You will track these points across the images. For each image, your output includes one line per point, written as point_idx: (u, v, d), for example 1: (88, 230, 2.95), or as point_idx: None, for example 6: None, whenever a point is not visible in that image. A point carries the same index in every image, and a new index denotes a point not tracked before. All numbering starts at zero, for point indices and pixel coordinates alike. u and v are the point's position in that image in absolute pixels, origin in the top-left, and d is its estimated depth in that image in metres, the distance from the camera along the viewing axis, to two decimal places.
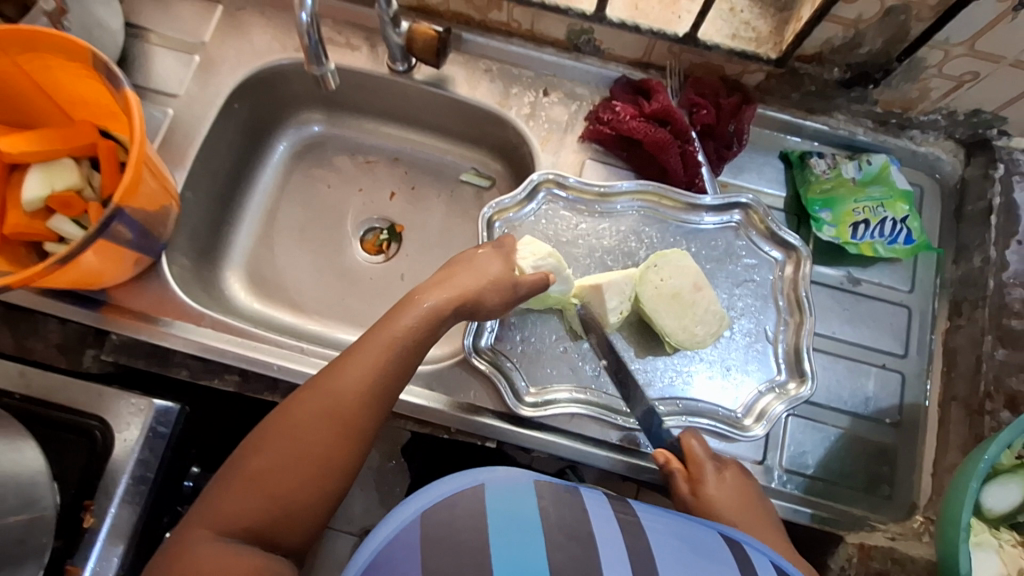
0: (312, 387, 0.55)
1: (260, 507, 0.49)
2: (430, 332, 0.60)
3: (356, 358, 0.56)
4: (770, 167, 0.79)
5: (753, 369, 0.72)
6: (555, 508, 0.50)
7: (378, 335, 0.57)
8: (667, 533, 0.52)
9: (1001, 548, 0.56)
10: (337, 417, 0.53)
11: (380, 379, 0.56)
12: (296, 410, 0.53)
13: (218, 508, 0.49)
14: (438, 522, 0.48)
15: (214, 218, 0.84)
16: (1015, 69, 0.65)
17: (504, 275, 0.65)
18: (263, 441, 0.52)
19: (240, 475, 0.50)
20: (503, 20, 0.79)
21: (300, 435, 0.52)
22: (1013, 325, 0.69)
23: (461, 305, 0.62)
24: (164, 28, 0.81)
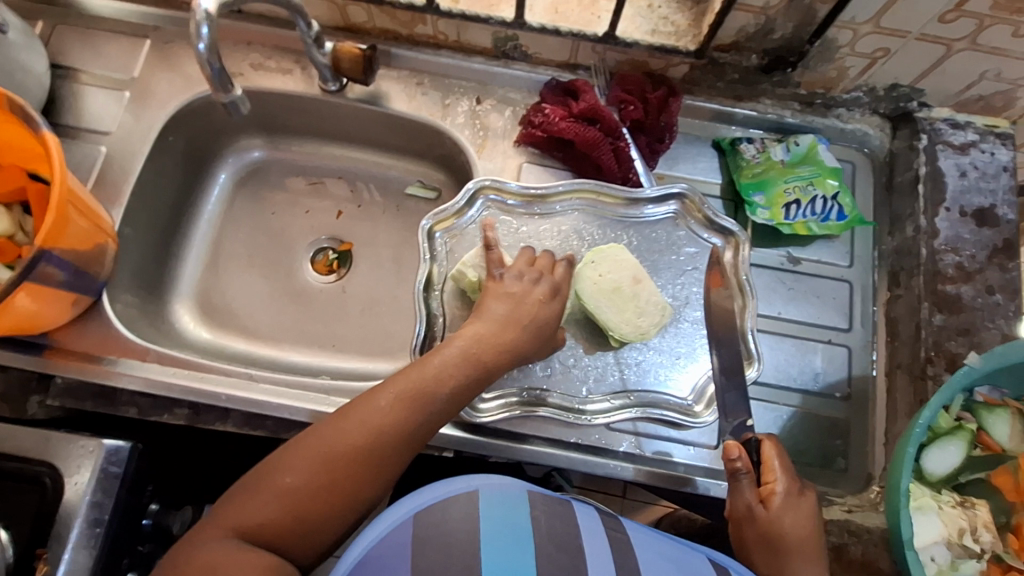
0: (354, 412, 0.54)
1: (281, 519, 0.50)
2: (474, 379, 0.60)
3: (401, 393, 0.55)
4: (703, 156, 0.81)
5: (701, 356, 0.72)
6: (545, 517, 0.53)
7: (425, 370, 0.57)
8: (655, 554, 0.54)
9: (941, 510, 0.57)
10: (373, 451, 0.53)
11: (419, 426, 0.56)
12: (334, 433, 0.53)
13: (240, 514, 0.49)
14: (429, 524, 0.50)
15: (158, 252, 0.84)
16: (922, 42, 0.67)
17: (535, 325, 0.64)
18: (297, 458, 0.52)
19: (270, 487, 0.50)
20: (429, 32, 0.80)
21: (332, 464, 0.52)
22: (947, 290, 0.71)
23: (500, 355, 0.62)
24: (92, 66, 0.81)
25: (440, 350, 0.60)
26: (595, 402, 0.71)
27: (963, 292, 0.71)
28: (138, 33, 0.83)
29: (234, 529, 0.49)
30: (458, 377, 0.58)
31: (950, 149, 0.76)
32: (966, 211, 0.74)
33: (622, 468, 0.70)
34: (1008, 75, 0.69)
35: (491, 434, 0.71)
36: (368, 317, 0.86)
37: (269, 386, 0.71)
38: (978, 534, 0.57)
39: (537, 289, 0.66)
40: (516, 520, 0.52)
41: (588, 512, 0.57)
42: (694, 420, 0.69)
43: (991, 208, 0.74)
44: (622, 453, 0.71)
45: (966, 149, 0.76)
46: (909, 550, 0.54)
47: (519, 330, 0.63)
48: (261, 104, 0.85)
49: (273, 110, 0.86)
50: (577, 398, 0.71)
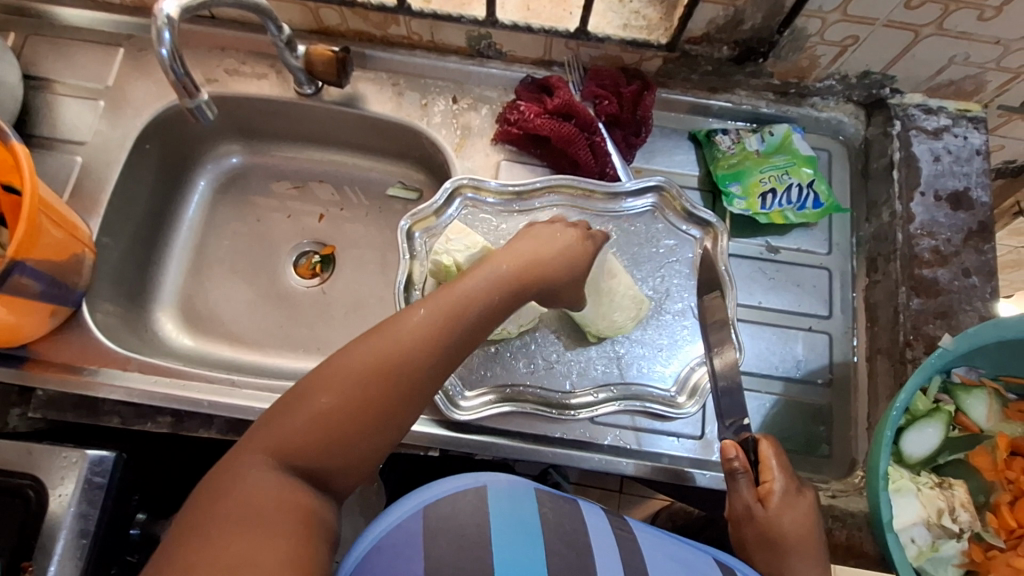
0: (368, 336, 0.50)
1: (317, 442, 0.46)
2: (505, 302, 0.57)
3: (431, 310, 0.52)
4: (680, 149, 0.81)
5: (684, 347, 0.73)
6: (553, 514, 0.53)
7: (453, 292, 0.54)
8: (661, 552, 0.54)
9: (919, 491, 0.57)
10: (404, 369, 0.49)
11: (453, 340, 0.52)
12: (352, 352, 0.49)
13: (276, 436, 0.46)
14: (439, 516, 0.50)
15: (139, 261, 0.83)
16: (889, 28, 0.67)
17: (568, 254, 0.63)
18: (335, 375, 0.48)
19: (308, 409, 0.46)
20: (403, 33, 0.80)
21: (374, 382, 0.48)
22: (924, 274, 0.72)
23: (538, 279, 0.60)
24: (66, 77, 0.81)
25: (466, 277, 0.57)
26: (578, 396, 0.71)
27: (940, 275, 0.72)
28: (111, 41, 0.83)
29: (278, 454, 0.45)
30: (484, 302, 0.55)
31: (924, 134, 0.77)
32: (941, 195, 0.74)
33: (609, 461, 0.70)
34: (977, 59, 0.70)
35: (476, 431, 0.70)
36: (352, 319, 0.86)
37: (253, 391, 0.71)
38: (956, 514, 0.57)
39: (569, 232, 0.65)
40: (524, 515, 0.52)
41: (594, 510, 0.57)
42: (679, 411, 0.69)
43: (965, 192, 0.74)
44: (608, 445, 0.70)
45: (939, 134, 0.77)
46: (890, 532, 0.54)
47: (562, 257, 0.62)
48: (237, 110, 0.85)
49: (250, 115, 0.86)
50: (560, 393, 0.71)
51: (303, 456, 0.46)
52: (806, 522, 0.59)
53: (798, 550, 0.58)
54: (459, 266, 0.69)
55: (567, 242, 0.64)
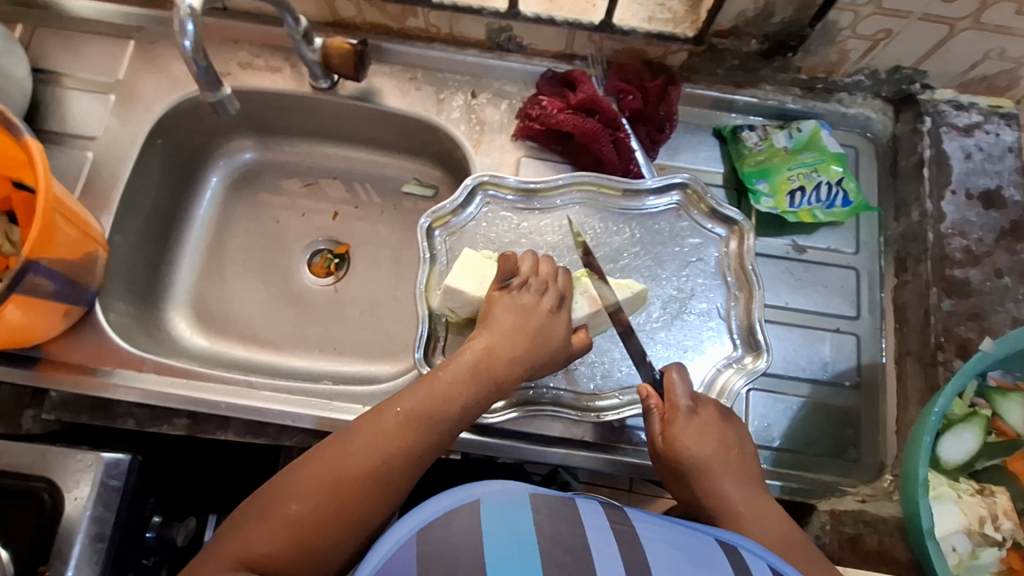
0: (349, 436, 0.53)
1: (288, 544, 0.48)
2: (478, 400, 0.58)
3: (408, 409, 0.55)
4: (704, 145, 0.79)
5: (710, 348, 0.71)
6: (549, 521, 0.49)
7: (434, 387, 0.56)
8: (661, 542, 0.50)
9: (960, 498, 0.56)
10: (378, 471, 0.52)
11: (426, 435, 0.54)
12: (329, 459, 0.51)
13: (245, 543, 0.48)
14: (433, 541, 0.46)
15: (150, 259, 0.82)
16: (924, 22, 0.65)
17: (542, 337, 0.62)
18: (306, 482, 0.50)
19: (278, 516, 0.49)
20: (421, 26, 0.78)
21: (345, 486, 0.50)
22: (955, 274, 0.70)
23: (506, 371, 0.59)
24: (75, 69, 0.79)
25: (445, 366, 0.58)
26: (602, 398, 0.69)
27: (972, 276, 0.70)
28: (121, 33, 0.81)
29: (241, 561, 0.47)
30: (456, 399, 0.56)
31: (954, 131, 0.75)
32: (972, 194, 0.73)
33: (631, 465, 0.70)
34: (1013, 54, 0.68)
35: (499, 434, 0.70)
36: (368, 319, 0.85)
37: (270, 393, 0.69)
38: (999, 522, 0.56)
39: (543, 301, 0.63)
40: (520, 525, 0.48)
41: (592, 507, 0.52)
42: None
43: (998, 190, 0.73)
44: (630, 449, 0.70)
45: (970, 131, 0.75)
46: (931, 540, 0.53)
47: (531, 342, 0.61)
48: (250, 104, 0.83)
49: (262, 109, 0.84)
50: (585, 394, 0.69)
51: (266, 563, 0.47)
52: (718, 440, 0.59)
53: (724, 474, 0.57)
54: (456, 314, 0.68)
55: (548, 324, 0.62)
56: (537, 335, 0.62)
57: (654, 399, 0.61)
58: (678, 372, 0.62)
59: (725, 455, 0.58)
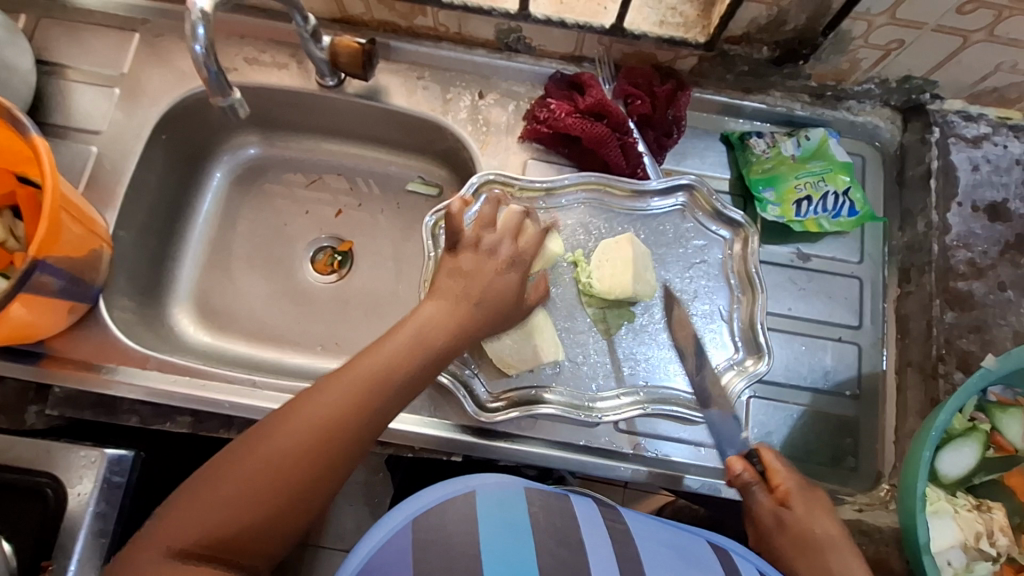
0: (285, 417, 0.52)
1: (219, 526, 0.49)
2: (421, 372, 0.57)
3: (346, 388, 0.53)
4: (712, 150, 0.79)
5: (712, 351, 0.71)
6: (544, 514, 0.52)
7: (422, 322, 0.58)
8: (654, 540, 0.53)
9: (957, 513, 0.57)
10: (315, 451, 0.51)
11: (364, 415, 0.53)
12: (320, 394, 0.53)
13: (240, 469, 0.50)
14: (429, 528, 0.49)
15: (154, 254, 0.82)
16: (937, 33, 0.65)
17: (486, 302, 0.61)
18: (241, 463, 0.50)
19: (271, 441, 0.51)
20: (430, 24, 0.78)
21: (281, 463, 0.50)
22: (958, 287, 0.71)
23: (448, 343, 0.58)
24: (79, 62, 0.78)
25: (384, 344, 0.56)
26: (604, 398, 0.69)
27: (975, 288, 0.71)
28: (126, 26, 0.80)
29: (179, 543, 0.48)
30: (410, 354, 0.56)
31: (962, 142, 0.75)
32: (978, 206, 0.73)
33: (632, 469, 0.70)
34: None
35: (500, 437, 0.70)
36: (370, 317, 0.85)
37: (274, 393, 0.70)
38: (995, 538, 0.57)
39: (490, 261, 0.62)
40: (514, 516, 0.51)
41: (586, 503, 0.56)
42: (704, 415, 0.68)
43: (1004, 203, 0.73)
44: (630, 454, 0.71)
45: (978, 143, 0.75)
46: (926, 555, 0.54)
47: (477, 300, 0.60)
48: (256, 100, 0.83)
49: (267, 105, 0.84)
50: (586, 395, 0.69)
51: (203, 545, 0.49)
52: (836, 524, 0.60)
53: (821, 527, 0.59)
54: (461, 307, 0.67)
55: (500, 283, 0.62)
56: (486, 301, 0.61)
57: (744, 471, 0.62)
58: (771, 451, 0.63)
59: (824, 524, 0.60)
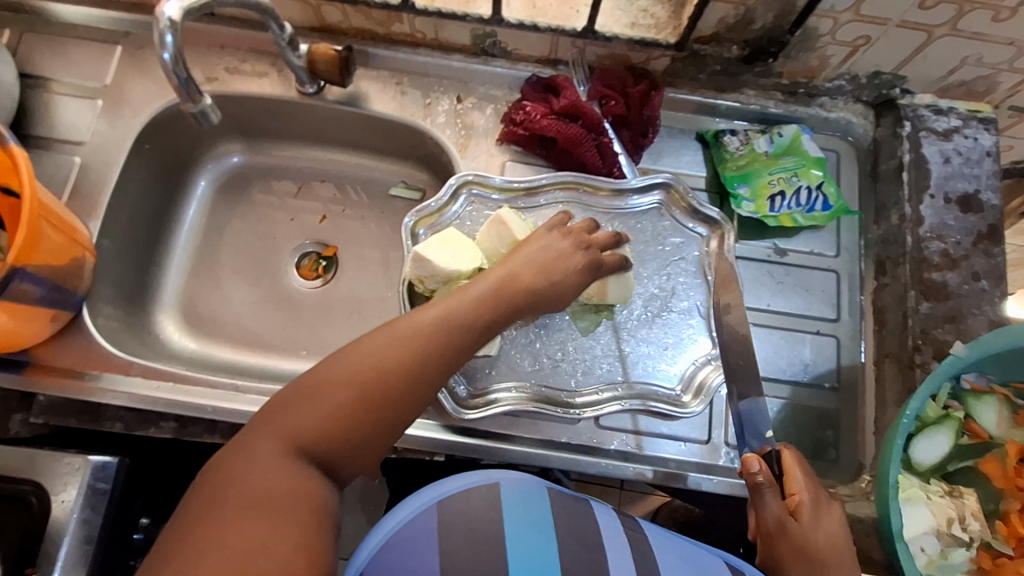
0: (358, 344, 0.50)
1: (325, 437, 0.45)
2: (502, 317, 0.57)
3: (431, 314, 0.52)
4: (688, 149, 0.80)
5: (691, 347, 0.72)
6: (566, 513, 0.53)
7: (472, 294, 0.56)
8: (673, 554, 0.54)
9: (930, 500, 0.58)
10: (411, 367, 0.49)
11: (450, 344, 0.52)
12: (404, 320, 0.51)
13: (287, 428, 0.45)
14: (453, 515, 0.49)
15: (139, 262, 0.82)
16: (902, 28, 0.66)
17: (568, 278, 0.62)
18: (345, 370, 0.47)
19: (320, 398, 0.46)
20: (407, 31, 0.79)
21: (380, 375, 0.48)
22: (933, 277, 0.71)
23: (527, 297, 0.59)
24: (63, 75, 0.79)
25: (473, 285, 0.57)
26: (584, 396, 0.70)
27: (950, 279, 0.72)
28: (109, 39, 0.81)
29: (293, 446, 0.45)
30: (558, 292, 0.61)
31: (933, 136, 0.76)
32: (951, 198, 0.74)
33: (613, 466, 0.70)
34: (989, 60, 0.69)
35: (482, 436, 0.71)
36: (355, 321, 0.86)
37: (256, 396, 0.70)
38: (966, 523, 0.58)
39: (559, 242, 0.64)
40: (538, 512, 0.52)
41: (606, 508, 0.56)
42: (683, 410, 0.69)
43: (975, 194, 0.74)
44: (612, 451, 0.71)
45: (949, 135, 0.76)
46: (900, 541, 0.54)
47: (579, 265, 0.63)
48: (238, 109, 0.84)
49: (250, 114, 0.85)
50: (566, 393, 0.70)
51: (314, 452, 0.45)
52: (841, 537, 0.56)
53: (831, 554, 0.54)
54: (425, 289, 0.69)
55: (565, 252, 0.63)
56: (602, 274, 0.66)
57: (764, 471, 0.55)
58: (794, 458, 0.58)
59: (829, 538, 0.55)
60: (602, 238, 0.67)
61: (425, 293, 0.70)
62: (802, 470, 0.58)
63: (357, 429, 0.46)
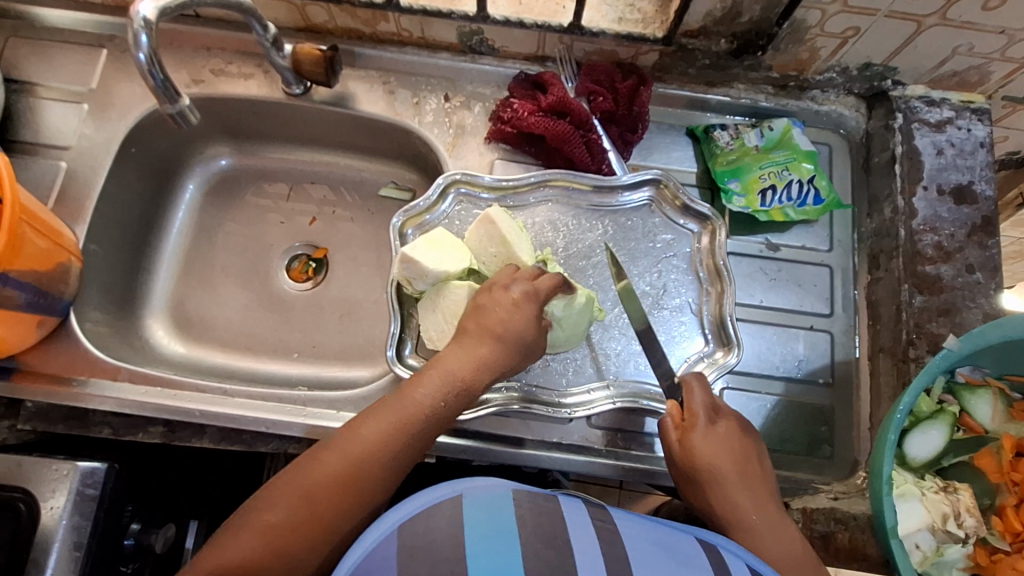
0: (319, 454, 0.53)
1: (255, 552, 0.48)
2: (454, 405, 0.58)
3: (379, 419, 0.54)
4: (678, 145, 0.79)
5: (683, 344, 0.71)
6: (533, 516, 0.47)
7: (410, 398, 0.56)
8: (643, 540, 0.48)
9: (924, 496, 0.57)
10: (350, 483, 0.52)
11: (393, 450, 0.54)
12: (353, 431, 0.54)
13: (219, 555, 0.47)
14: (414, 536, 0.45)
15: (128, 266, 0.82)
16: (891, 18, 0.65)
17: (521, 337, 0.61)
18: (283, 493, 0.51)
19: (252, 526, 0.49)
20: (393, 30, 0.78)
21: (316, 494, 0.51)
22: (927, 270, 0.70)
23: (477, 375, 0.59)
24: (49, 79, 0.79)
25: (424, 375, 0.58)
26: (575, 395, 0.69)
27: (944, 272, 0.71)
28: (94, 43, 0.81)
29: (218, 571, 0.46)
30: (507, 358, 0.61)
31: (926, 127, 0.75)
32: (944, 189, 0.73)
33: (605, 466, 0.70)
34: (981, 50, 0.68)
35: (474, 437, 0.70)
36: (346, 323, 0.85)
37: (244, 399, 0.70)
38: (962, 519, 0.57)
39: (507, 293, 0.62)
40: (502, 519, 0.46)
41: (574, 504, 0.51)
42: None
43: (969, 185, 0.73)
44: (604, 450, 0.71)
45: (942, 127, 0.75)
46: (895, 538, 0.54)
47: (528, 328, 0.62)
48: (225, 111, 0.83)
49: (236, 116, 0.84)
50: (557, 392, 0.69)
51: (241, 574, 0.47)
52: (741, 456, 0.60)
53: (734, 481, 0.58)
54: (414, 289, 0.68)
55: (509, 315, 0.61)
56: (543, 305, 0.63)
57: (675, 411, 0.63)
58: (700, 390, 0.63)
59: (740, 460, 0.60)
60: (545, 284, 0.63)
61: (414, 294, 0.70)
62: (713, 402, 0.63)
63: (287, 548, 0.49)
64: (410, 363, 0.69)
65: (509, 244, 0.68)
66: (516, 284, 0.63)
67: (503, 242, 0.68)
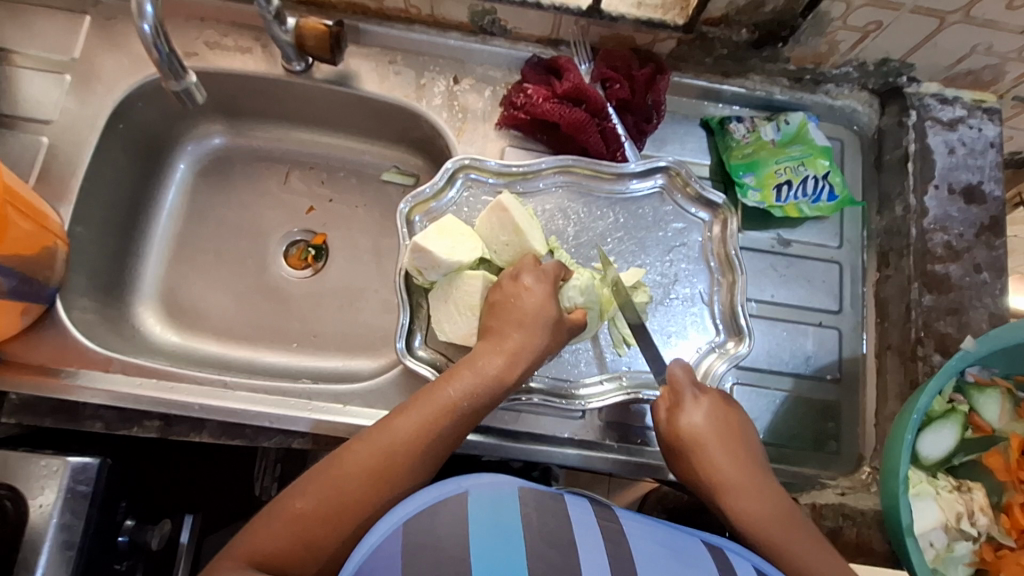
0: (352, 447, 0.53)
1: (288, 539, 0.48)
2: (486, 398, 0.58)
3: (414, 412, 0.55)
4: (691, 136, 0.78)
5: (693, 335, 0.70)
6: (538, 516, 0.45)
7: (441, 393, 0.56)
8: (649, 539, 0.46)
9: (938, 495, 0.60)
10: (385, 472, 0.52)
11: (428, 441, 0.54)
12: (387, 425, 0.54)
13: (255, 544, 0.48)
14: (421, 531, 0.42)
15: (115, 250, 0.77)
16: (914, 14, 0.64)
17: (551, 326, 0.61)
18: (314, 482, 0.51)
19: (281, 516, 0.49)
20: (401, 6, 0.75)
21: (350, 483, 0.51)
22: (936, 270, 0.71)
23: (509, 367, 0.59)
24: (25, 46, 0.73)
25: (455, 371, 0.58)
26: (586, 386, 0.68)
27: (952, 271, 0.72)
28: (76, 8, 0.75)
29: (249, 559, 0.46)
30: (537, 345, 0.60)
31: (939, 125, 0.75)
32: (954, 188, 0.74)
33: (615, 461, 0.69)
34: (999, 49, 0.67)
35: (483, 432, 0.69)
36: (347, 312, 0.82)
37: (245, 394, 0.67)
38: (975, 518, 0.59)
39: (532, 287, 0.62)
40: (507, 520, 0.44)
41: (579, 501, 0.49)
42: None
43: (978, 185, 0.74)
44: (615, 446, 0.70)
45: (954, 125, 0.75)
46: (910, 537, 0.55)
47: (549, 308, 0.62)
48: (218, 87, 0.79)
49: (232, 93, 0.80)
50: (569, 383, 0.68)
51: (272, 561, 0.47)
52: (732, 433, 0.60)
53: (717, 446, 0.59)
54: (424, 281, 0.66)
55: (526, 302, 0.61)
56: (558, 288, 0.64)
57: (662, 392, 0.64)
58: (683, 368, 0.63)
59: (721, 429, 0.60)
60: (552, 267, 0.64)
61: (423, 284, 0.67)
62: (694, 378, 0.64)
63: (320, 535, 0.49)
64: (420, 355, 0.67)
65: (522, 232, 0.65)
66: (526, 274, 0.63)
67: (515, 230, 0.65)
